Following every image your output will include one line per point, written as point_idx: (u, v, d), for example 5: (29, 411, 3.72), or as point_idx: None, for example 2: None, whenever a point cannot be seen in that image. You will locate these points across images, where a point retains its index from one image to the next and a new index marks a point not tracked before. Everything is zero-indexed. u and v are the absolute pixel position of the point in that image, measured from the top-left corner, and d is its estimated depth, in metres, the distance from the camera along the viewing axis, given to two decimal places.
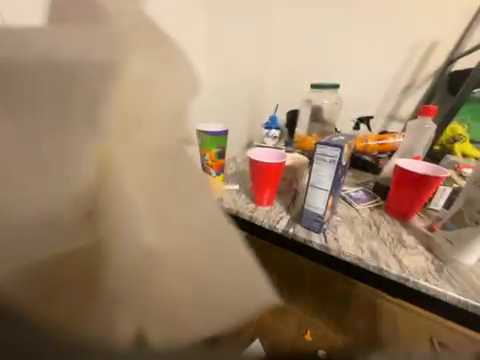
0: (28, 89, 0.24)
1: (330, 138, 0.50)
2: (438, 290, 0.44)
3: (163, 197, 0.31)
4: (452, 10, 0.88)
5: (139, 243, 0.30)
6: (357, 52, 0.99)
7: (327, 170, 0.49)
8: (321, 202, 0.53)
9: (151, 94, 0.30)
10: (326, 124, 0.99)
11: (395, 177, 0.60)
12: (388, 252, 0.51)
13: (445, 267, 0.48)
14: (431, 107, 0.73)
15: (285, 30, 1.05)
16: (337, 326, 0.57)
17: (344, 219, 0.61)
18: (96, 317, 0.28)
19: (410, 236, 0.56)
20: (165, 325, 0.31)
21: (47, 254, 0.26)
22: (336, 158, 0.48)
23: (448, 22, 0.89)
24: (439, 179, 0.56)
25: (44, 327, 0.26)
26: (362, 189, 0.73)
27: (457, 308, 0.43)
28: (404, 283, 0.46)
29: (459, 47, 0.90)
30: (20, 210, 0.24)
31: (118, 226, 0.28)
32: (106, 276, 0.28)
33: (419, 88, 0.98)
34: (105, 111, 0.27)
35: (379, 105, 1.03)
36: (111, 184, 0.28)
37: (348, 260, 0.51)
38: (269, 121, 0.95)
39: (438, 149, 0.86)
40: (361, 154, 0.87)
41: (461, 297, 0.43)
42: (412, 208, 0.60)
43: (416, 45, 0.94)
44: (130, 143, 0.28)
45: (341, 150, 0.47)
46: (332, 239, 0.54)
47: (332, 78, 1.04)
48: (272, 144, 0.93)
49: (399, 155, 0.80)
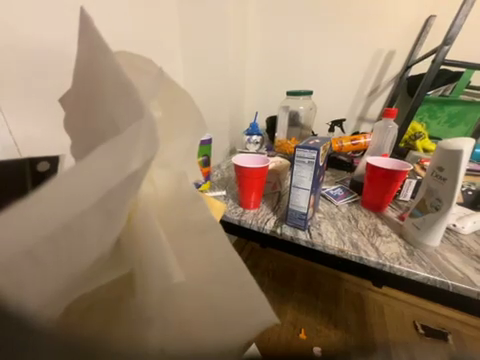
0: (115, 127, 0.22)
1: (308, 142, 0.56)
2: (410, 271, 0.51)
3: (187, 238, 0.24)
4: (403, 23, 1.01)
5: (167, 287, 0.22)
6: (324, 61, 1.10)
7: (307, 171, 0.56)
8: (303, 201, 0.59)
9: (168, 138, 0.27)
10: (304, 128, 1.09)
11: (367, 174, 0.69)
12: (366, 242, 0.58)
13: (415, 251, 0.56)
14: (391, 110, 0.83)
15: (259, 42, 1.14)
16: (329, 320, 0.61)
17: (325, 215, 0.69)
18: (123, 328, 0.22)
19: (384, 226, 0.65)
20: (196, 329, 0.24)
21: (70, 295, 0.20)
22: (313, 159, 0.54)
23: (402, 34, 1.03)
24: (404, 173, 0.64)
25: (63, 339, 0.21)
26: (340, 186, 0.82)
27: (428, 284, 0.50)
28: (383, 267, 0.53)
29: (413, 55, 1.02)
30: (51, 260, 0.18)
31: (145, 249, 0.21)
32: (132, 299, 0.22)
33: (382, 93, 1.11)
34: (166, 136, 0.27)
35: (349, 109, 1.15)
36: (139, 227, 0.22)
37: (332, 252, 0.57)
38: (251, 127, 1.01)
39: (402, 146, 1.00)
40: (337, 154, 0.97)
41: (430, 276, 0.50)
42: (383, 200, 0.69)
43: (375, 55, 1.06)
44: (173, 166, 0.27)
45: (318, 152, 0.53)
46: (316, 235, 0.60)
47: (305, 86, 1.15)
48: (255, 149, 1.00)
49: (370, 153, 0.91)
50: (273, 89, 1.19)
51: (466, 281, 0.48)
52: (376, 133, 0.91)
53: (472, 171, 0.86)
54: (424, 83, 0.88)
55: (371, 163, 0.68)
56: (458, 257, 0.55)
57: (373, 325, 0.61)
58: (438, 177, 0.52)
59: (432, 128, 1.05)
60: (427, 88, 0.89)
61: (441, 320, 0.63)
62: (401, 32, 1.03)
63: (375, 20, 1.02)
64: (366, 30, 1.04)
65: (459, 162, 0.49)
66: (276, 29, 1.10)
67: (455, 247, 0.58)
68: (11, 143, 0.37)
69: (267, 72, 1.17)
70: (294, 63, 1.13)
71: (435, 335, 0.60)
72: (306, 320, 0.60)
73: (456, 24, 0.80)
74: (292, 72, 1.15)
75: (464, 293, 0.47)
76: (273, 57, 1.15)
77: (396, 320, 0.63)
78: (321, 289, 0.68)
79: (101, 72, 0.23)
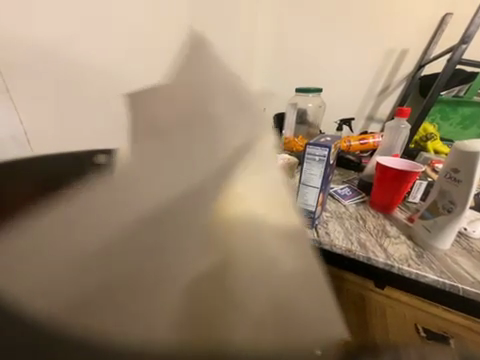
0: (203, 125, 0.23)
1: (319, 139, 0.55)
2: (419, 273, 0.50)
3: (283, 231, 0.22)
4: (418, 20, 0.98)
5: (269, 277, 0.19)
6: (334, 57, 1.08)
7: (317, 168, 0.55)
8: (312, 199, 0.58)
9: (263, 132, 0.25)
10: (312, 126, 1.07)
11: (377, 174, 0.67)
12: (374, 243, 0.57)
13: (424, 253, 0.55)
14: (404, 109, 0.81)
15: (267, 37, 1.12)
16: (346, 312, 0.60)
17: (333, 214, 0.68)
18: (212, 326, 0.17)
19: (393, 227, 0.63)
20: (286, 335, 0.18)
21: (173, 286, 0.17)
22: (324, 157, 0.53)
23: (416, 31, 1.00)
24: (415, 174, 0.63)
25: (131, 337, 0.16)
26: (348, 186, 0.81)
27: (437, 287, 0.49)
28: (390, 269, 0.52)
29: (427, 53, 1.00)
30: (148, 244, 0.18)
31: (243, 231, 0.20)
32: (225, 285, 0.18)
33: (394, 92, 1.09)
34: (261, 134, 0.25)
35: (359, 108, 1.13)
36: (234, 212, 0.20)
37: (339, 252, 0.56)
38: None
39: (412, 147, 0.98)
40: (346, 153, 0.95)
41: (439, 279, 0.49)
42: (393, 201, 0.68)
43: (389, 52, 1.03)
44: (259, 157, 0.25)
45: (329, 150, 0.52)
46: (323, 233, 0.60)
47: (315, 83, 1.13)
48: None
49: (379, 153, 0.89)
50: (281, 85, 1.17)
51: (476, 285, 0.47)
52: (387, 132, 0.89)
53: None
54: (437, 83, 0.86)
55: (382, 163, 0.67)
56: (469, 262, 0.54)
57: (375, 324, 0.59)
58: (456, 177, 0.50)
59: (444, 129, 1.02)
60: (441, 88, 0.87)
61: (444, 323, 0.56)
62: (415, 29, 1.00)
63: (391, 17, 0.99)
64: (379, 27, 1.01)
65: (474, 165, 0.47)
66: (285, 23, 1.07)
67: (466, 250, 0.57)
68: (21, 134, 0.32)
69: (275, 68, 1.15)
70: (304, 60, 1.11)
71: (436, 338, 0.54)
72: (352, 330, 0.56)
73: (474, 23, 0.78)
74: (302, 69, 1.12)
75: (473, 297, 0.47)
76: (282, 53, 1.12)
77: (397, 323, 0.57)
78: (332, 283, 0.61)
79: (186, 75, 0.23)
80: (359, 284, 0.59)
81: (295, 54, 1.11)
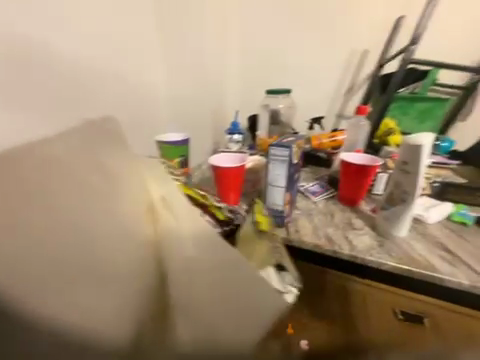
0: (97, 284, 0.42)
1: (282, 141, 0.75)
2: (378, 260, 0.67)
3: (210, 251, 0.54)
4: (373, 24, 1.07)
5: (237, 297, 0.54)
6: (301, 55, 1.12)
7: (280, 168, 0.74)
8: (279, 199, 0.76)
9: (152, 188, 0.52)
10: (284, 125, 1.08)
11: (343, 169, 0.83)
12: (341, 235, 0.74)
13: (386, 242, 0.72)
14: (362, 108, 0.96)
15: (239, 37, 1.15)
16: (411, 298, 0.66)
17: (304, 212, 0.83)
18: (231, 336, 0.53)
19: (358, 219, 0.80)
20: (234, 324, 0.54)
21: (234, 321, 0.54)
22: (285, 158, 0.73)
23: (373, 33, 1.08)
24: (374, 167, 0.80)
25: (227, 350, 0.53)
26: (318, 182, 0.94)
27: (395, 271, 0.66)
28: (355, 258, 0.68)
29: (387, 52, 1.06)
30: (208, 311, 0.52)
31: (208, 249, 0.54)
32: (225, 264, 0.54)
33: (359, 90, 1.13)
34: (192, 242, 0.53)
35: (328, 107, 1.16)
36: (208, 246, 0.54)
37: (309, 247, 0.72)
38: (232, 126, 1.04)
39: (376, 143, 1.02)
40: (317, 151, 1.03)
41: (382, 260, 0.67)
42: (357, 194, 0.83)
43: (351, 54, 1.10)
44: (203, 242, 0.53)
45: (289, 150, 0.72)
46: (294, 231, 0.75)
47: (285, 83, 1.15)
48: (236, 148, 1.02)
49: (344, 150, 1.00)
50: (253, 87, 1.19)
51: (427, 267, 0.65)
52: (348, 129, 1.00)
53: (434, 165, 1.00)
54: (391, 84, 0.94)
55: (345, 160, 0.82)
56: (423, 245, 0.71)
57: (358, 315, 0.71)
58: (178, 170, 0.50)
59: (406, 123, 1.04)
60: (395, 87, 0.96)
61: (403, 301, 0.67)
62: (372, 31, 1.07)
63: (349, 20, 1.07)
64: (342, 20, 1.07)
65: (422, 154, 0.66)
66: (254, 23, 1.13)
67: (415, 233, 0.75)
68: None
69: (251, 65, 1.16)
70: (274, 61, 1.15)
71: (410, 318, 0.67)
72: (441, 306, 0.65)
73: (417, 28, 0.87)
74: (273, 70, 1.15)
75: (414, 271, 0.65)
76: (251, 53, 1.16)
77: (374, 313, 0.70)
78: (359, 288, 0.70)
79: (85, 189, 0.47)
80: (341, 278, 0.72)
81: (265, 53, 1.15)
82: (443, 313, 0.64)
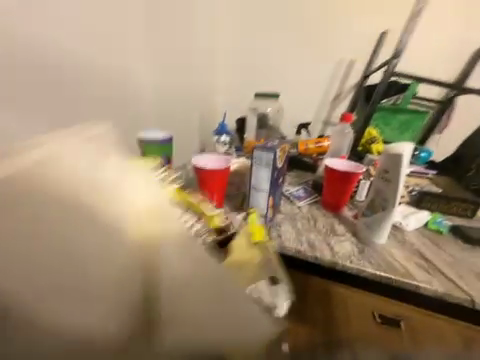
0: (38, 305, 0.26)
1: (266, 144, 0.72)
2: (358, 267, 0.66)
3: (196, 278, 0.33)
4: (361, 34, 1.08)
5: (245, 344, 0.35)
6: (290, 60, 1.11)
7: (264, 172, 0.71)
8: (261, 203, 0.73)
9: (133, 170, 0.37)
10: (272, 129, 1.07)
11: (327, 175, 0.82)
12: (323, 241, 0.72)
13: (366, 249, 0.71)
14: (347, 116, 0.97)
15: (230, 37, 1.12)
16: (389, 302, 0.66)
17: (287, 216, 0.80)
18: None
19: (340, 225, 0.79)
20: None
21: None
22: (269, 162, 0.70)
23: (360, 42, 1.08)
24: (357, 174, 0.79)
25: None
26: (303, 187, 0.92)
27: (375, 279, 0.65)
28: (336, 265, 0.67)
29: (371, 64, 1.08)
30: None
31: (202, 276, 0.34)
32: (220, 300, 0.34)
33: (346, 98, 1.13)
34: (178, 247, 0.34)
35: (315, 113, 1.15)
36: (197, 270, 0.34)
37: (290, 252, 0.70)
38: (219, 127, 1.00)
39: (360, 150, 1.02)
40: (303, 156, 1.02)
41: (362, 267, 0.66)
42: (340, 200, 0.83)
43: (339, 61, 1.10)
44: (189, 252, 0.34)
45: (273, 154, 0.70)
46: (276, 236, 0.73)
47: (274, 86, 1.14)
48: (223, 150, 0.99)
49: (329, 155, 0.99)
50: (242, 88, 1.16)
51: (405, 275, 0.64)
52: (332, 136, 1.01)
53: (414, 173, 1.02)
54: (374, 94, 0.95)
55: (330, 166, 0.81)
56: (401, 252, 0.71)
57: (337, 319, 0.70)
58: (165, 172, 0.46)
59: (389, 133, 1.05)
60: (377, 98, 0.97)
61: (381, 305, 0.67)
62: (359, 40, 1.08)
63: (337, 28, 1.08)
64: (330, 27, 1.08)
65: (402, 161, 0.66)
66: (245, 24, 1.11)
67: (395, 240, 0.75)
68: None
69: (241, 66, 1.14)
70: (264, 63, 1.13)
71: (388, 322, 0.66)
72: (418, 309, 0.65)
73: None
74: (263, 72, 1.14)
75: (392, 278, 0.64)
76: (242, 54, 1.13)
77: (353, 317, 0.69)
78: (340, 292, 0.69)
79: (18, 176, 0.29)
80: (321, 282, 0.71)
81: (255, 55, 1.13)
82: (420, 317, 0.64)
